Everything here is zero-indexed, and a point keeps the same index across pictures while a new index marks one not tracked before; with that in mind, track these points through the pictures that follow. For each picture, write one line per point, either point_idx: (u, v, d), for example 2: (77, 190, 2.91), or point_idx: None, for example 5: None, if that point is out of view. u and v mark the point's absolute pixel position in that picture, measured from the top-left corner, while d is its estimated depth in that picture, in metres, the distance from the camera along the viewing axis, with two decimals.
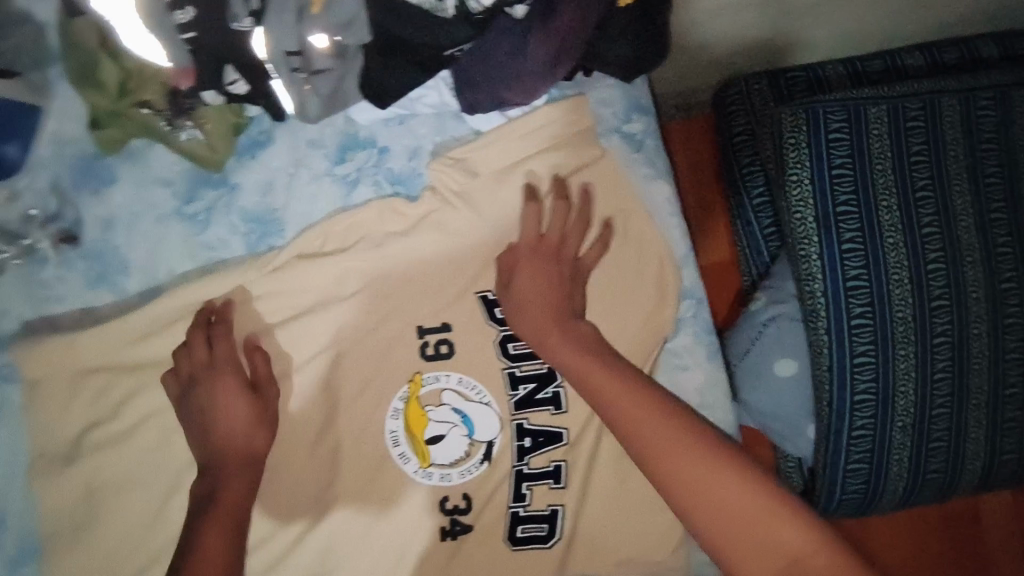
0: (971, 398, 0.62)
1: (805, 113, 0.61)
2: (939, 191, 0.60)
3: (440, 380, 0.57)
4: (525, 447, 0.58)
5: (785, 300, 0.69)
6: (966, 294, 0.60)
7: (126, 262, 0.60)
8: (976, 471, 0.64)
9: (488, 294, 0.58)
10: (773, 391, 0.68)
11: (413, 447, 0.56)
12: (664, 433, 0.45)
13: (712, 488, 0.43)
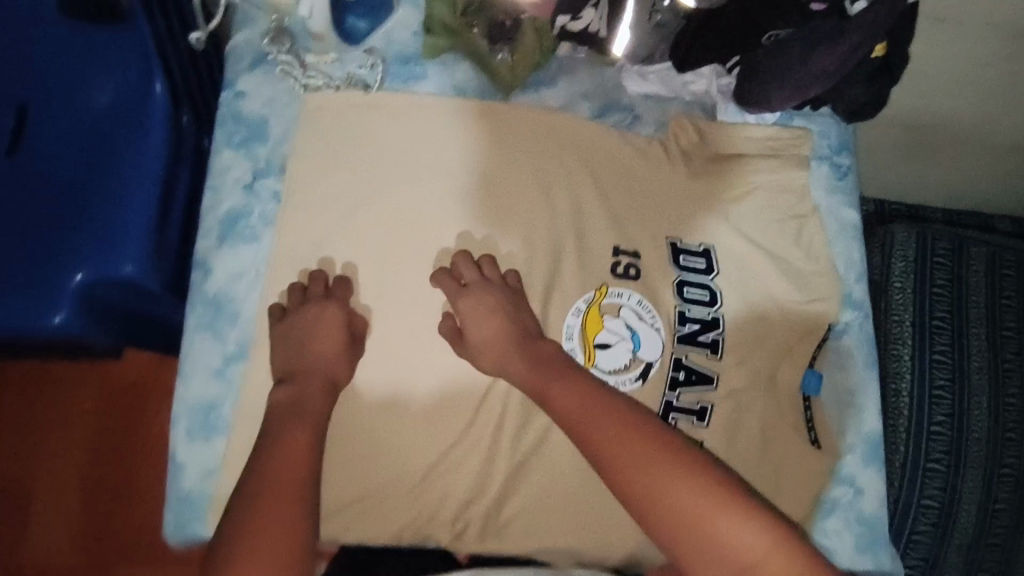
0: (936, 434, 0.98)
1: (915, 239, 1.05)
2: (924, 296, 1.03)
3: (621, 297, 0.80)
4: (678, 378, 0.79)
5: (865, 320, 0.84)
6: (937, 367, 0.99)
7: (265, 130, 0.77)
8: (951, 493, 0.97)
9: (620, 245, 0.82)
10: (835, 387, 0.82)
11: (582, 347, 0.79)
12: (647, 465, 0.59)
13: (716, 521, 0.56)
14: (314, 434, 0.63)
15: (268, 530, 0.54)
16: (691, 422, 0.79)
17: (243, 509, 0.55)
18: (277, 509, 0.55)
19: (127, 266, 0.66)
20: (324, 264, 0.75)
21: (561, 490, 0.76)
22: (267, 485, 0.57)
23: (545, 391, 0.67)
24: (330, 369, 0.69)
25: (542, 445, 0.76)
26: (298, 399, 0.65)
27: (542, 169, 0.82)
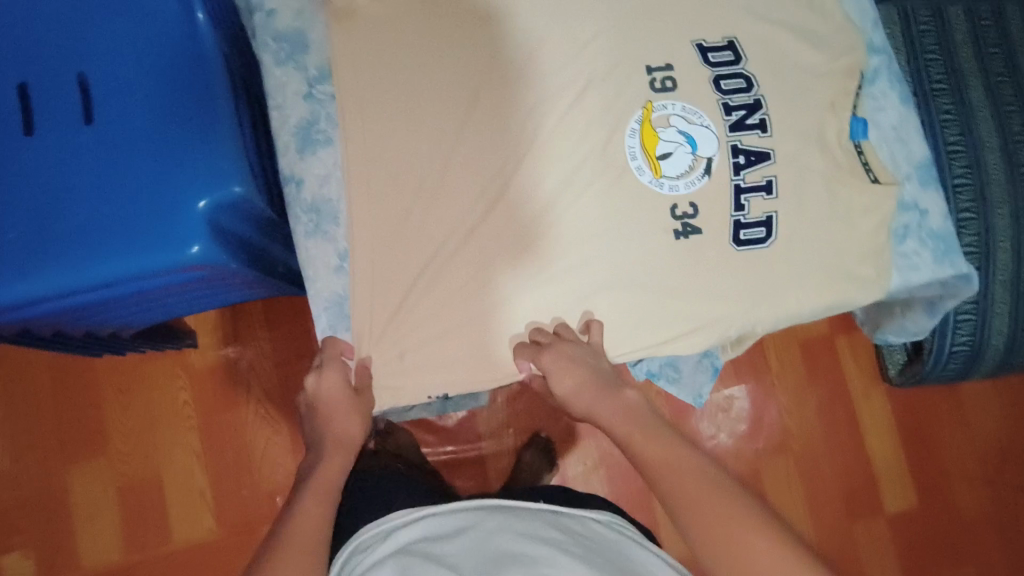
0: (962, 172, 1.15)
1: (901, 17, 1.20)
2: (920, 63, 1.19)
3: (667, 108, 0.86)
4: (739, 164, 0.86)
5: (891, 62, 0.93)
6: (948, 119, 1.16)
7: (312, 42, 0.83)
8: (988, 217, 1.15)
9: (650, 64, 0.86)
10: (882, 126, 0.91)
11: (647, 162, 0.85)
12: (675, 484, 0.67)
13: (727, 533, 0.61)
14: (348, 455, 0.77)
15: (296, 550, 0.62)
16: (761, 198, 0.85)
17: (276, 535, 0.65)
18: (303, 526, 0.65)
19: (235, 186, 0.76)
20: (380, 249, 0.80)
21: (666, 284, 0.82)
22: (297, 524, 0.65)
23: (606, 425, 0.78)
24: (348, 420, 0.78)
25: (641, 257, 0.82)
26: (317, 463, 0.75)
27: (567, 13, 0.86)
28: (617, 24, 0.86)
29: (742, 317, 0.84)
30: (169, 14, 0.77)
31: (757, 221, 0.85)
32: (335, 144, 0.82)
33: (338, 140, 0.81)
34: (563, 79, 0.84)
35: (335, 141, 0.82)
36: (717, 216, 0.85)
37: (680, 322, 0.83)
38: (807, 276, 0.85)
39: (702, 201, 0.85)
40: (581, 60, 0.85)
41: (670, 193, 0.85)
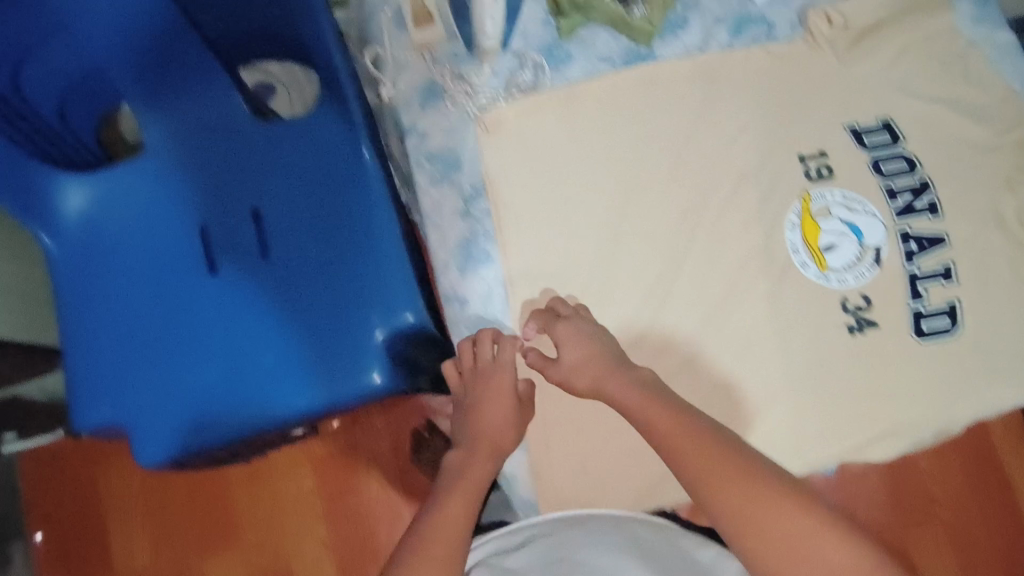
0: None
1: None
2: None
3: (827, 198, 0.82)
4: (912, 250, 0.81)
5: None
6: None
7: (463, 158, 0.81)
8: None
9: (803, 153, 0.83)
10: None
11: (811, 255, 0.81)
12: (692, 458, 0.52)
13: (761, 522, 0.48)
14: (469, 506, 0.58)
15: (446, 534, 0.54)
16: (941, 285, 0.80)
17: (423, 523, 0.55)
18: (440, 530, 0.54)
19: (408, 313, 0.75)
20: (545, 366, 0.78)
21: (848, 383, 0.78)
22: (447, 500, 0.58)
23: (618, 402, 0.59)
24: (506, 426, 0.68)
25: (814, 357, 0.79)
26: (469, 463, 0.63)
27: (711, 111, 0.84)
28: (765, 116, 0.84)
29: (937, 417, 0.78)
30: (332, 142, 0.77)
31: (940, 310, 0.80)
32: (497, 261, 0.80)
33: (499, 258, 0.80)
34: (713, 177, 0.83)
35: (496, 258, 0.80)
36: (893, 307, 0.80)
37: (868, 428, 0.78)
38: (1001, 366, 0.79)
39: (875, 294, 0.80)
40: (732, 155, 0.83)
41: (839, 287, 0.81)
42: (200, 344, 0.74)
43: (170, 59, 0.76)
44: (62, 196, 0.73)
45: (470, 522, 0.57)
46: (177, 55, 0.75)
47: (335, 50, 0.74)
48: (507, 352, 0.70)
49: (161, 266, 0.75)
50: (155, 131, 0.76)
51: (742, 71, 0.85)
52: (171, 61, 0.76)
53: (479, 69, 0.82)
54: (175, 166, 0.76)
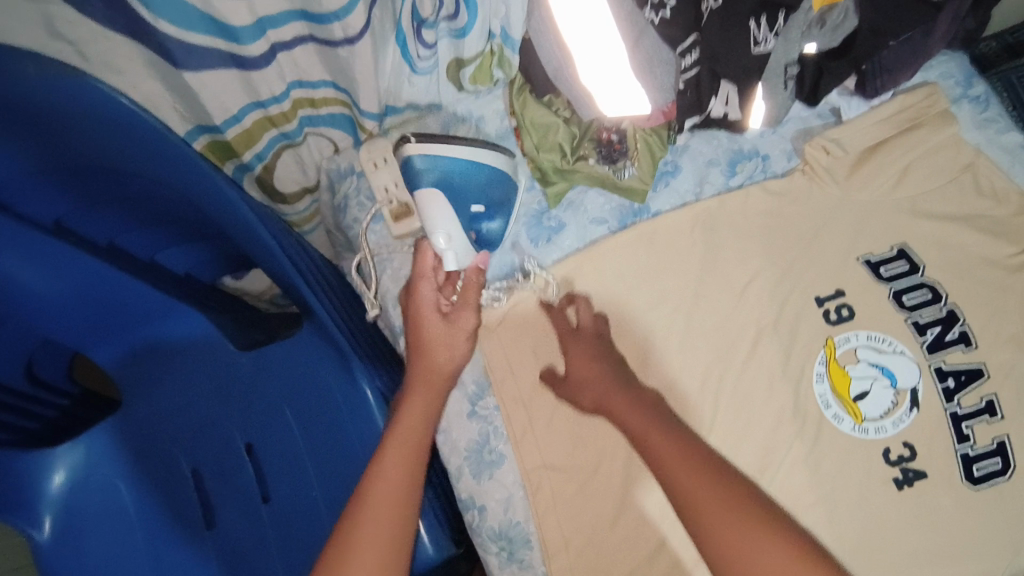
0: None
1: None
2: None
3: (851, 341, 0.77)
4: (950, 387, 0.76)
5: None
6: None
7: None
8: None
9: (819, 296, 0.79)
10: None
11: (843, 407, 0.76)
12: (678, 466, 0.59)
13: (745, 548, 0.53)
14: (428, 403, 0.67)
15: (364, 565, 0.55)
16: (986, 423, 0.75)
17: (365, 500, 0.59)
18: (377, 511, 0.58)
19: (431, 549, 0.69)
20: (578, 568, 0.74)
21: (903, 544, 0.74)
22: (382, 488, 0.59)
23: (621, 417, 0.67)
24: (452, 351, 0.70)
25: (862, 515, 0.74)
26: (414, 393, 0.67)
27: (715, 262, 0.80)
28: (772, 260, 0.80)
29: (1005, 569, 0.73)
30: (326, 371, 0.72)
31: (990, 450, 0.75)
32: (513, 460, 0.75)
33: (515, 457, 0.75)
34: (728, 335, 0.79)
35: (512, 457, 0.75)
36: (940, 454, 0.75)
37: None
38: None
39: (918, 441, 0.75)
40: (746, 307, 0.79)
41: (878, 437, 0.75)
42: None
43: (127, 301, 0.70)
44: (45, 474, 0.67)
45: (414, 482, 0.61)
46: (133, 300, 0.70)
47: (290, 268, 0.64)
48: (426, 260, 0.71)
49: (155, 530, 0.69)
50: (147, 386, 0.75)
51: (744, 213, 0.81)
52: (122, 303, 0.69)
53: None
54: (170, 418, 0.74)
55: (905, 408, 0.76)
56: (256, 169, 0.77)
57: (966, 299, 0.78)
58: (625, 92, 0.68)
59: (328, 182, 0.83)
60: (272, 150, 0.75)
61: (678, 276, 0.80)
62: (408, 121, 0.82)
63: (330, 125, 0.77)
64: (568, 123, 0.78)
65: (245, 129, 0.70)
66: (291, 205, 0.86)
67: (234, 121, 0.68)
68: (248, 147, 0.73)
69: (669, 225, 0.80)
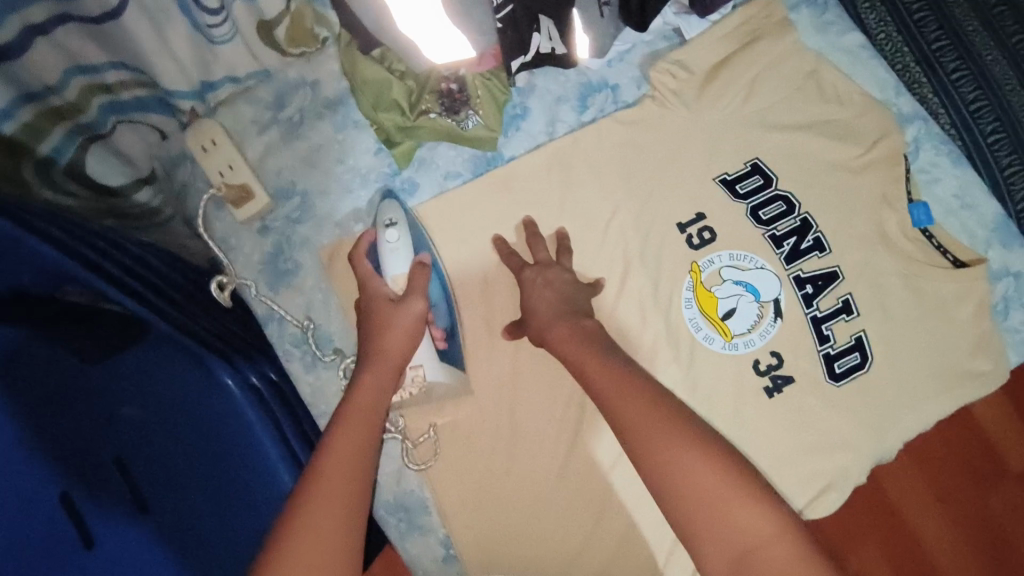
0: None
1: None
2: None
3: (715, 263, 0.78)
4: (809, 293, 0.78)
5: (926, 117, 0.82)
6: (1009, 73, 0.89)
7: (335, 333, 0.76)
8: None
9: (681, 222, 0.79)
10: (938, 197, 0.81)
11: (712, 326, 0.78)
12: (659, 437, 0.56)
13: (650, 440, 0.56)
14: (388, 370, 0.65)
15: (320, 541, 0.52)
16: (844, 322, 0.78)
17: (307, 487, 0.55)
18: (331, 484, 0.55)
19: None
20: (475, 523, 0.75)
21: (781, 443, 0.78)
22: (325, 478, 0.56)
23: (587, 375, 0.63)
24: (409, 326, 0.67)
25: (741, 425, 0.78)
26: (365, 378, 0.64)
27: (577, 201, 0.79)
28: (632, 191, 0.80)
29: (871, 454, 0.78)
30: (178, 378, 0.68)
31: (849, 348, 0.78)
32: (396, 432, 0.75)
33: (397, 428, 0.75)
34: (597, 273, 0.79)
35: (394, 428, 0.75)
36: (805, 359, 0.78)
37: (806, 488, 0.78)
38: (922, 389, 0.78)
39: (785, 349, 0.78)
40: (611, 244, 0.79)
41: (747, 351, 0.78)
42: None
43: None
44: None
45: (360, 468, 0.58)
46: None
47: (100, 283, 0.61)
48: (364, 264, 0.70)
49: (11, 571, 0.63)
50: None
51: (598, 149, 0.79)
52: None
53: (326, 228, 0.77)
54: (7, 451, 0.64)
55: (769, 321, 0.78)
56: (62, 166, 0.67)
57: (818, 206, 0.80)
58: (445, 36, 0.66)
59: (161, 170, 0.78)
60: (73, 143, 0.66)
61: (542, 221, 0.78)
62: (235, 96, 0.78)
63: (141, 109, 0.72)
64: (402, 78, 0.74)
65: (28, 124, 0.61)
66: (126, 197, 0.74)
67: (8, 116, 0.59)
68: (40, 140, 0.63)
69: (524, 171, 0.79)
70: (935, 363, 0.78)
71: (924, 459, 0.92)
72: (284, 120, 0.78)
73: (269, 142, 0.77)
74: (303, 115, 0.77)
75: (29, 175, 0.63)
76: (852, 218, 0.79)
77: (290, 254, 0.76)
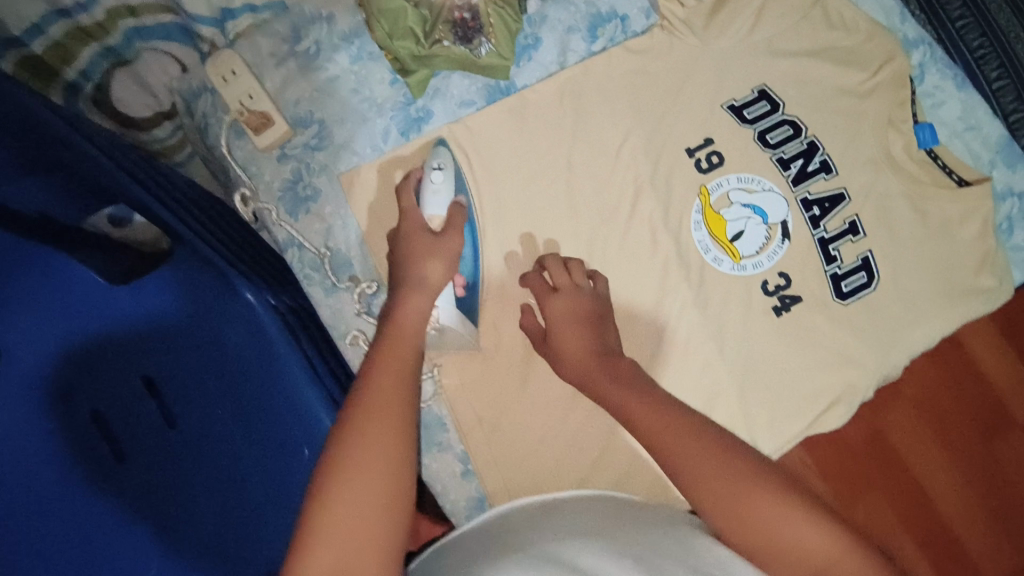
0: None
1: None
2: None
3: (723, 186, 0.80)
4: (816, 215, 0.80)
5: (931, 42, 0.83)
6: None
7: (355, 259, 0.78)
8: None
9: (690, 147, 0.81)
10: (942, 120, 0.83)
11: (722, 248, 0.80)
12: (660, 427, 0.59)
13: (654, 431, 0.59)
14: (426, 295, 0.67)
15: (369, 483, 0.49)
16: (850, 242, 0.80)
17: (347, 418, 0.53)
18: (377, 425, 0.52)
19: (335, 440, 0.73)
20: (492, 438, 0.77)
21: (789, 360, 0.80)
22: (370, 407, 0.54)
23: (632, 417, 0.61)
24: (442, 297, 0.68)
25: (750, 344, 0.79)
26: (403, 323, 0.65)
27: (589, 130, 0.81)
28: (643, 117, 0.81)
29: (875, 370, 0.80)
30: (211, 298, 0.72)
31: (855, 266, 0.80)
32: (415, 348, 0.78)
33: None
34: (608, 198, 0.80)
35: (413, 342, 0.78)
36: (812, 278, 0.80)
37: (813, 403, 0.80)
38: (926, 307, 0.80)
39: (792, 269, 0.80)
40: (621, 170, 0.81)
41: (756, 272, 0.80)
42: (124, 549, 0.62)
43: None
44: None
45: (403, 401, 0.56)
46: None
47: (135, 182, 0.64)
48: (408, 198, 0.73)
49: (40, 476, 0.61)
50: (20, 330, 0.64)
51: (608, 78, 0.81)
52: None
53: (344, 156, 0.79)
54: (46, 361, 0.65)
55: (777, 242, 0.80)
56: (88, 90, 0.75)
57: (825, 130, 0.81)
58: None
59: (183, 103, 0.78)
60: (98, 66, 0.75)
61: (553, 149, 0.80)
62: (252, 28, 0.78)
63: (163, 36, 0.76)
64: (417, 6, 0.75)
65: (56, 40, 0.70)
66: (147, 131, 0.81)
67: (40, 30, 0.69)
68: (68, 63, 0.72)
69: (536, 100, 0.80)
70: (939, 280, 0.80)
71: (924, 403, 1.02)
72: (301, 53, 0.78)
73: (287, 74, 0.78)
74: (320, 46, 0.78)
75: (57, 93, 0.73)
76: (858, 141, 0.81)
77: (309, 180, 0.78)
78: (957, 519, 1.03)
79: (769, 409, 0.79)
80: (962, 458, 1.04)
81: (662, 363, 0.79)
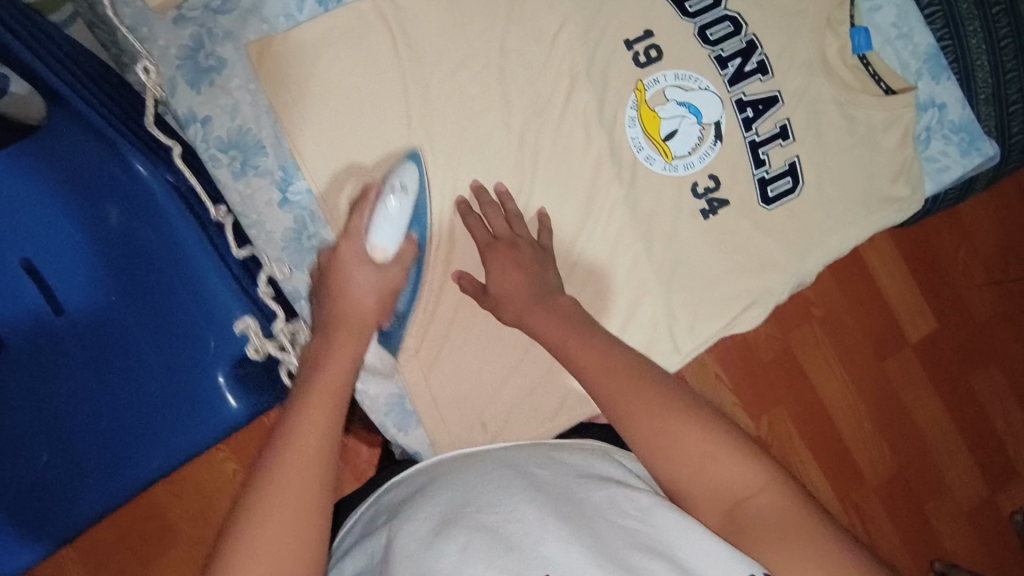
0: None
1: None
2: None
3: (660, 82, 0.78)
4: (749, 117, 0.79)
5: None
6: None
7: (267, 142, 0.71)
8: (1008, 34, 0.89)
9: (628, 38, 0.77)
10: (878, 27, 0.83)
11: (655, 147, 0.78)
12: (614, 378, 0.56)
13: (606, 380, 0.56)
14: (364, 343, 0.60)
15: (309, 445, 0.47)
16: (780, 147, 0.80)
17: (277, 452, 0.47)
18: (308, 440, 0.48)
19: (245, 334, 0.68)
20: (415, 334, 0.75)
21: (713, 262, 0.80)
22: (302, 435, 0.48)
23: (569, 357, 0.60)
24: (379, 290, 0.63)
25: (677, 245, 0.80)
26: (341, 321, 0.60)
27: (525, 13, 0.76)
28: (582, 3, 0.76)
29: (793, 274, 0.82)
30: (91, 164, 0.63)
31: (783, 171, 0.80)
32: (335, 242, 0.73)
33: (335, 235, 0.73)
34: (542, 89, 0.76)
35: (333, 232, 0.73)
36: (740, 182, 0.80)
37: (733, 305, 0.81)
38: (845, 214, 0.82)
39: (722, 171, 0.80)
40: (557, 59, 0.76)
41: (687, 173, 0.79)
42: (7, 439, 0.60)
43: None
44: None
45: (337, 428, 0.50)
46: None
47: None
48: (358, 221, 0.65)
49: None
50: None
51: None
52: None
53: (252, 22, 0.71)
54: None
55: (709, 143, 0.79)
56: None
57: (766, 29, 0.79)
58: None
59: None
60: None
61: (486, 32, 0.75)
62: None
63: None
64: None
65: None
66: None
67: None
68: None
69: None
70: (860, 188, 0.82)
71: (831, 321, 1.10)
72: None
73: None
74: None
75: None
76: (796, 43, 0.80)
77: (212, 48, 0.70)
78: (850, 426, 1.11)
79: (691, 311, 0.81)
80: (864, 370, 1.12)
81: (590, 262, 0.78)
